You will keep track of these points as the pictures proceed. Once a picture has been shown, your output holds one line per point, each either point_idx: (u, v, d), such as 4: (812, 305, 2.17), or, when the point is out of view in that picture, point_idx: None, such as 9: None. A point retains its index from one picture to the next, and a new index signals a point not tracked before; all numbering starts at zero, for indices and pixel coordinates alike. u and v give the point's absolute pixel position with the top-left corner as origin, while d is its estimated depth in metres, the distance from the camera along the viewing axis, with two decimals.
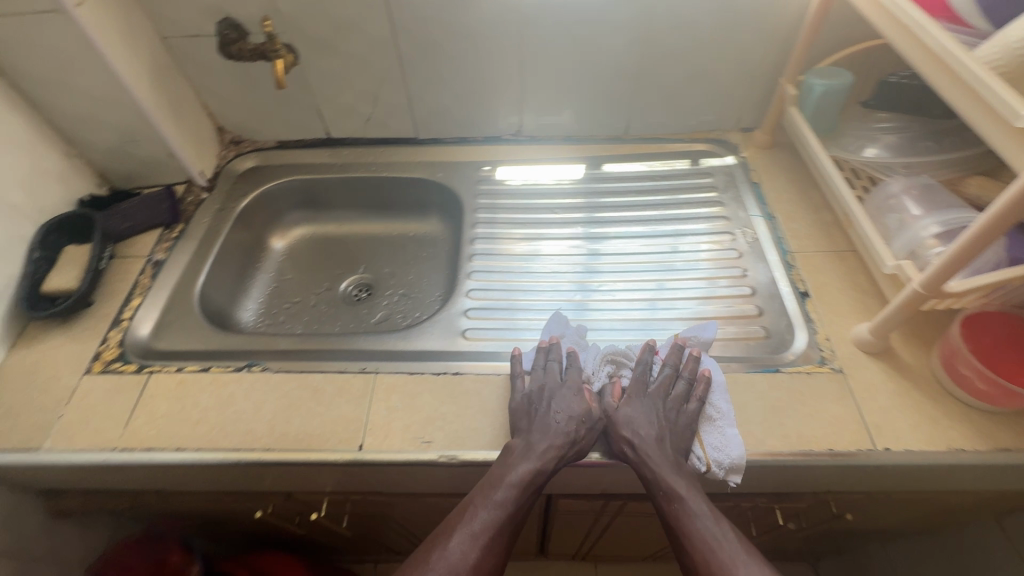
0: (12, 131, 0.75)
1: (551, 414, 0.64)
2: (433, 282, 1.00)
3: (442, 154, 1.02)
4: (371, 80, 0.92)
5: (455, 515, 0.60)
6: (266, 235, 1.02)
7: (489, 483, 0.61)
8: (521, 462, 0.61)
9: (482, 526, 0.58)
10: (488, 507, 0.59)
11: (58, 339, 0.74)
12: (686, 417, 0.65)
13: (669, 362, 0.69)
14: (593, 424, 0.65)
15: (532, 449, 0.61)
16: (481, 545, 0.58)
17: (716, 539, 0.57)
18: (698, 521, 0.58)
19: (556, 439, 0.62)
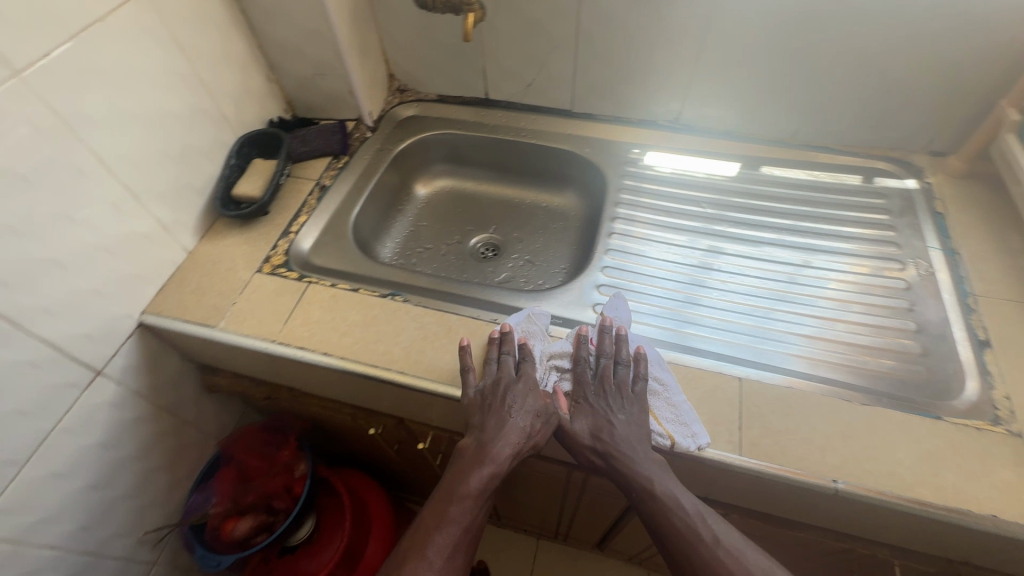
0: (233, 51, 0.85)
1: (502, 411, 0.63)
2: (559, 254, 1.01)
3: (593, 131, 1.02)
4: (543, 46, 0.93)
5: (416, 537, 0.56)
6: (413, 181, 1.08)
7: (447, 498, 0.58)
8: (478, 470, 0.60)
9: (447, 549, 0.55)
10: (451, 528, 0.56)
11: (238, 238, 0.84)
12: (631, 399, 0.64)
13: (607, 347, 0.68)
14: (542, 415, 0.64)
15: (492, 460, 0.60)
16: (447, 562, 0.55)
17: (701, 535, 0.55)
18: (680, 508, 0.56)
19: (512, 436, 0.62)
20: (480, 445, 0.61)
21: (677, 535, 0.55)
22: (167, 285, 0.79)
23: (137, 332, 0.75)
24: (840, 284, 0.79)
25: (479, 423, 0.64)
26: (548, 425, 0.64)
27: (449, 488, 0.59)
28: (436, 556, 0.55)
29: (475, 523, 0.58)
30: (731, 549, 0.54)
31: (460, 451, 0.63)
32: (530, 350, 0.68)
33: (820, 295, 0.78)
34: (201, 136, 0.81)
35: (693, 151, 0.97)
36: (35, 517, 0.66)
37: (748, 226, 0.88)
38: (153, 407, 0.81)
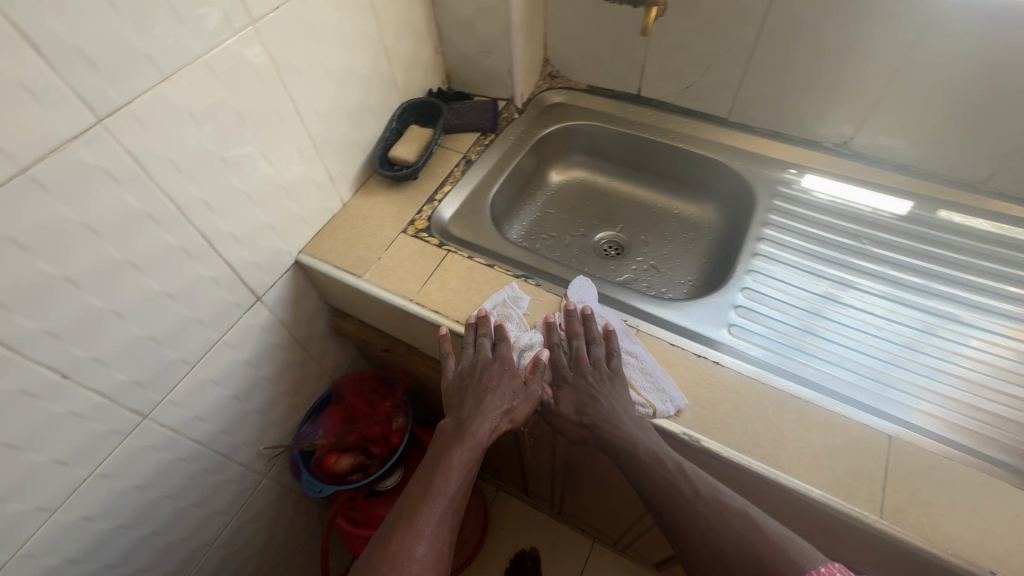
0: (414, 20, 0.89)
1: (487, 390, 0.67)
2: (687, 264, 0.97)
3: (747, 143, 0.97)
4: (714, 48, 0.89)
5: (406, 513, 0.58)
6: (549, 167, 1.09)
7: (433, 472, 0.61)
8: (459, 446, 0.63)
9: (435, 518, 0.58)
10: (439, 500, 0.59)
11: (388, 198, 0.89)
12: (607, 373, 0.68)
13: (577, 330, 0.72)
14: (521, 393, 0.67)
15: (473, 437, 0.64)
16: (436, 529, 0.57)
17: (682, 489, 0.57)
18: (661, 464, 0.59)
19: (494, 413, 0.65)
20: (463, 424, 0.65)
21: (662, 487, 0.58)
22: (323, 231, 0.85)
23: (293, 269, 0.82)
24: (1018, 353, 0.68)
25: (461, 403, 0.68)
26: (529, 402, 0.67)
27: (432, 465, 0.62)
28: (425, 525, 0.57)
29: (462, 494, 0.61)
30: (709, 498, 0.57)
31: (441, 430, 0.67)
32: (507, 332, 0.72)
33: (991, 360, 0.68)
34: (373, 97, 0.86)
35: (858, 181, 0.90)
36: (193, 413, 0.74)
37: (905, 269, 0.79)
38: (290, 337, 0.88)
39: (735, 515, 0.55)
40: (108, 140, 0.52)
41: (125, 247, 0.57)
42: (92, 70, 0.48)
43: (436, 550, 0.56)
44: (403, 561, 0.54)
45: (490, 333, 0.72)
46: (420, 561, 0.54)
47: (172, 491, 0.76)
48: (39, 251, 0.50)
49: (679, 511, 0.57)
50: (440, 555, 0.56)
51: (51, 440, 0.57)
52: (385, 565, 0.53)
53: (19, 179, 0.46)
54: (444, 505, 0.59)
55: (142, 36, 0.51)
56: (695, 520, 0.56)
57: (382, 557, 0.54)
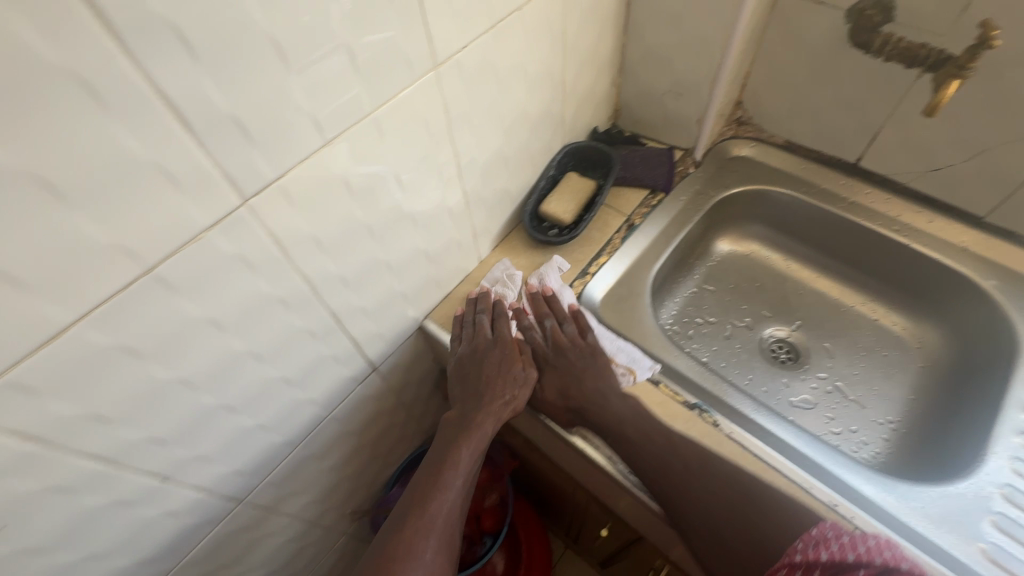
0: (600, 49, 0.72)
1: (491, 381, 0.62)
2: (887, 393, 0.76)
3: (1010, 257, 0.72)
4: (1000, 130, 0.66)
5: (411, 504, 0.56)
6: (717, 233, 0.89)
7: (440, 466, 0.58)
8: (467, 438, 0.59)
9: (444, 509, 0.55)
10: (449, 494, 0.56)
11: (532, 262, 0.74)
12: (586, 351, 0.65)
13: (546, 310, 0.68)
14: (516, 385, 0.63)
15: (478, 434, 0.59)
16: (447, 517, 0.55)
17: (674, 469, 0.57)
18: (649, 436, 0.59)
19: (494, 406, 0.61)
20: (464, 417, 0.61)
21: (650, 458, 0.58)
22: (455, 294, 0.72)
23: (416, 334, 0.71)
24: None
25: (462, 393, 0.63)
26: (525, 394, 0.63)
27: (437, 458, 0.59)
28: (434, 515, 0.55)
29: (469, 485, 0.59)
30: (694, 466, 0.57)
31: (445, 421, 0.62)
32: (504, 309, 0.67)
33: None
34: (536, 141, 0.71)
35: None
36: (287, 490, 0.65)
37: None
38: (398, 401, 0.77)
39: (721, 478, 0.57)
40: (251, 223, 0.40)
41: (249, 338, 0.46)
42: (247, 143, 0.37)
43: (447, 540, 0.54)
44: (416, 549, 0.52)
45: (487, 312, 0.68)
46: (434, 553, 0.53)
47: (256, 564, 0.68)
48: (158, 358, 0.40)
49: (666, 475, 0.57)
50: (452, 545, 0.55)
51: (139, 543, 0.49)
52: (401, 553, 0.52)
53: (144, 281, 0.36)
54: (455, 502, 0.56)
55: (309, 94, 0.39)
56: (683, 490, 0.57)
57: (396, 543, 0.53)
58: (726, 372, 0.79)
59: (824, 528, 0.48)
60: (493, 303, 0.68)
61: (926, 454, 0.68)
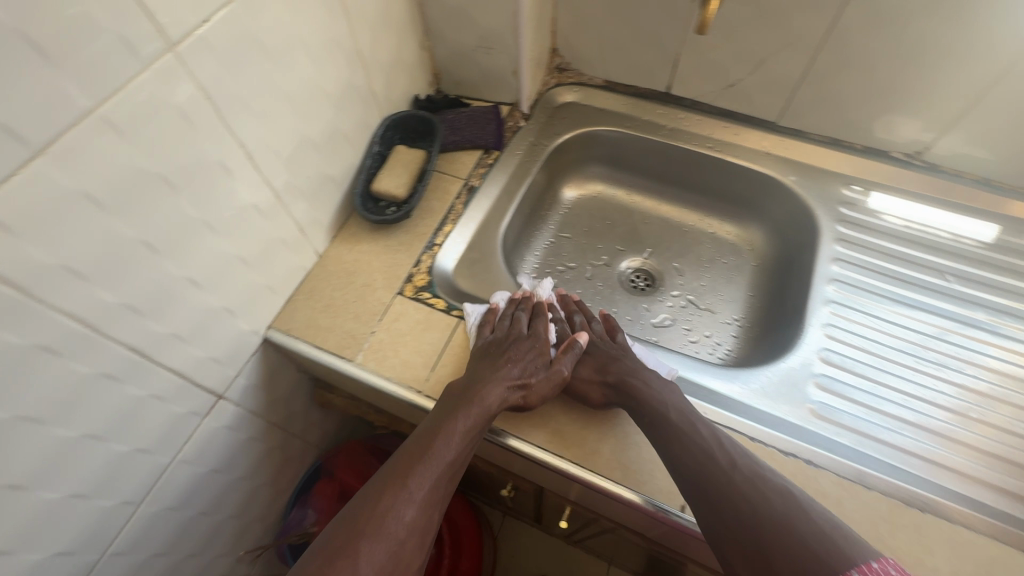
0: (393, 12, 0.68)
1: (511, 360, 0.58)
2: (731, 296, 0.84)
3: (802, 153, 0.81)
4: (769, 41, 0.73)
5: (390, 471, 0.50)
6: (562, 181, 0.91)
7: (432, 433, 0.52)
8: (466, 408, 0.53)
9: (430, 482, 0.49)
10: (439, 463, 0.50)
11: (376, 246, 0.71)
12: (616, 346, 0.64)
13: (574, 310, 0.69)
14: (543, 372, 0.58)
15: (482, 405, 0.54)
16: (430, 493, 0.49)
17: (722, 470, 0.50)
18: (698, 431, 0.53)
19: (508, 381, 0.56)
20: (471, 386, 0.56)
21: (696, 452, 0.52)
22: (296, 295, 0.67)
23: (261, 349, 0.65)
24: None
25: (472, 368, 0.58)
26: (549, 383, 0.58)
27: (433, 425, 0.53)
28: (418, 486, 0.49)
29: (460, 460, 0.52)
30: (750, 472, 0.50)
31: (448, 389, 0.57)
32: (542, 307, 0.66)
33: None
34: (347, 118, 0.67)
35: (935, 200, 0.76)
36: (147, 553, 0.58)
37: (987, 313, 0.68)
38: (266, 424, 0.72)
39: (778, 497, 0.48)
40: None
41: (14, 401, 0.39)
42: None
43: (424, 515, 0.48)
44: (393, 520, 0.46)
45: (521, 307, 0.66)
46: (407, 527, 0.47)
47: None
48: None
49: (717, 477, 0.50)
50: (428, 520, 0.49)
51: None
52: (374, 524, 0.46)
53: None
54: (443, 474, 0.50)
55: None
56: (738, 496, 0.48)
57: (372, 510, 0.47)
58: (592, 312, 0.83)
59: (886, 564, 0.42)
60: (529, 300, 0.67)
61: (765, 343, 0.75)
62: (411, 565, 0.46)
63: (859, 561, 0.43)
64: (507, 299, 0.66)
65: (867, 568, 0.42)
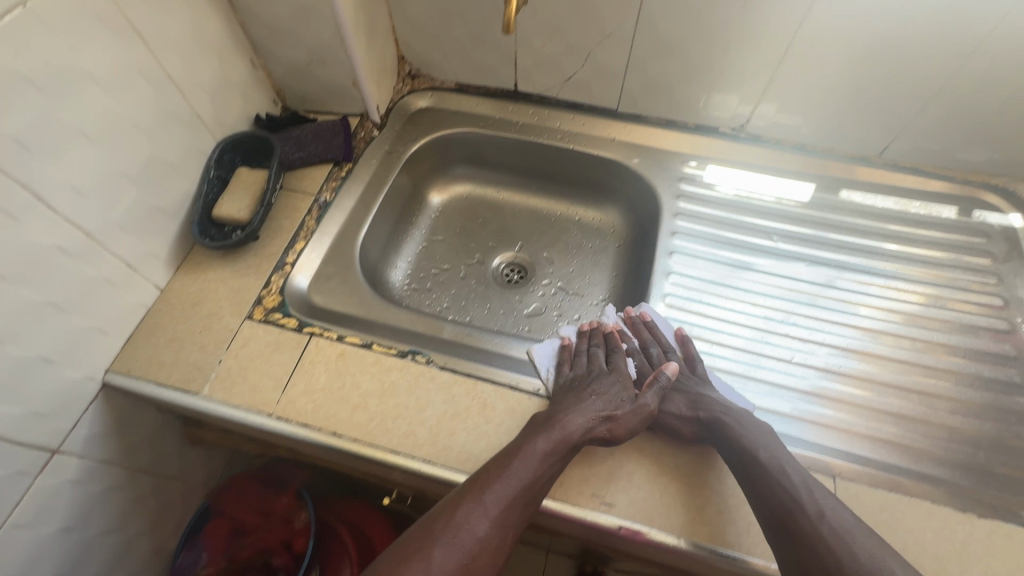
0: (207, 33, 0.67)
1: (590, 392, 0.59)
2: (598, 279, 0.88)
3: (643, 136, 0.86)
4: (591, 34, 0.77)
5: (467, 488, 0.52)
6: (427, 186, 0.93)
7: (510, 453, 0.53)
8: (545, 432, 0.54)
9: (502, 501, 0.50)
10: (516, 484, 0.51)
11: (221, 272, 0.69)
12: (701, 379, 0.63)
13: (649, 337, 0.68)
14: (629, 405, 0.58)
15: (563, 431, 0.54)
16: (504, 515, 0.50)
17: (806, 517, 0.50)
18: (787, 477, 0.53)
19: (591, 412, 0.57)
20: (552, 415, 0.57)
21: (784, 498, 0.51)
22: (136, 333, 0.64)
23: (102, 394, 0.62)
24: (921, 348, 0.68)
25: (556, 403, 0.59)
26: (636, 416, 0.58)
27: (511, 448, 0.54)
28: (491, 504, 0.50)
29: (538, 485, 0.52)
30: (837, 525, 0.49)
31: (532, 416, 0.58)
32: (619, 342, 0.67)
33: (892, 355, 0.67)
34: (168, 145, 0.65)
35: (759, 167, 0.83)
36: None
37: (808, 265, 0.75)
38: (127, 471, 0.68)
39: (866, 554, 0.47)
40: None
41: None
42: None
43: (496, 535, 0.50)
44: (465, 531, 0.49)
45: (601, 344, 0.68)
46: (478, 540, 0.49)
47: None
48: None
49: (804, 533, 0.49)
50: (502, 539, 0.50)
51: None
52: (448, 534, 0.49)
53: None
54: (517, 497, 0.51)
55: None
56: (821, 548, 0.48)
57: (446, 521, 0.49)
58: (467, 310, 0.85)
59: None
60: (604, 336, 0.68)
61: None
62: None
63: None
64: (577, 335, 0.69)
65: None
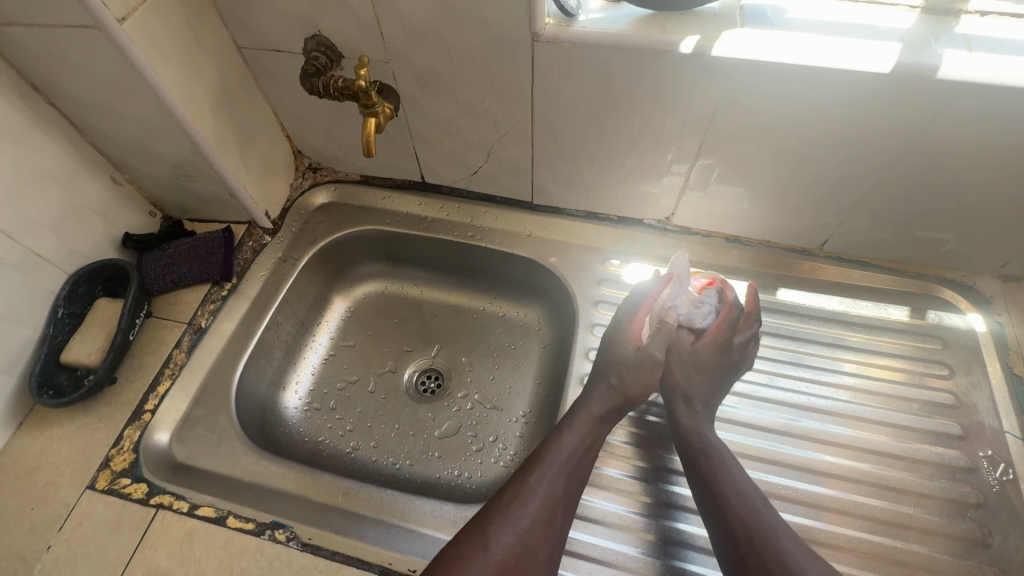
0: (40, 164, 0.60)
1: (611, 361, 0.64)
2: (517, 389, 0.79)
3: (561, 231, 0.78)
4: (487, 131, 0.69)
5: (515, 478, 0.57)
6: (333, 288, 0.85)
7: (545, 442, 0.60)
8: (574, 419, 0.61)
9: (546, 478, 0.56)
10: (552, 468, 0.57)
11: (68, 429, 0.61)
12: (725, 357, 0.64)
13: (701, 300, 0.68)
14: (645, 372, 0.63)
15: (587, 411, 0.61)
16: (551, 489, 0.56)
17: (763, 531, 0.52)
18: (750, 491, 0.55)
19: (609, 386, 0.62)
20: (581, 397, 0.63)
21: (742, 511, 0.54)
22: None
23: None
24: (866, 492, 0.59)
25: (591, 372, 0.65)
26: (648, 384, 0.63)
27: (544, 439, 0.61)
28: (538, 482, 0.56)
29: (576, 460, 0.58)
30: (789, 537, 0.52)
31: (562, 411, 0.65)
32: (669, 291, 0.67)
33: (833, 503, 0.59)
34: None
35: (687, 265, 0.75)
36: None
37: (740, 386, 0.67)
38: None
39: (812, 563, 0.50)
40: None
41: None
42: None
43: (550, 509, 0.55)
44: (517, 512, 0.54)
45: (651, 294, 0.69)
46: (532, 518, 0.54)
47: None
48: None
49: (754, 537, 0.52)
50: (557, 511, 0.55)
51: None
52: (497, 519, 0.53)
53: None
54: (557, 481, 0.57)
55: None
56: (772, 553, 0.50)
57: (498, 505, 0.55)
58: (372, 433, 0.76)
59: None
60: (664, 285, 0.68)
61: None
62: (540, 555, 0.52)
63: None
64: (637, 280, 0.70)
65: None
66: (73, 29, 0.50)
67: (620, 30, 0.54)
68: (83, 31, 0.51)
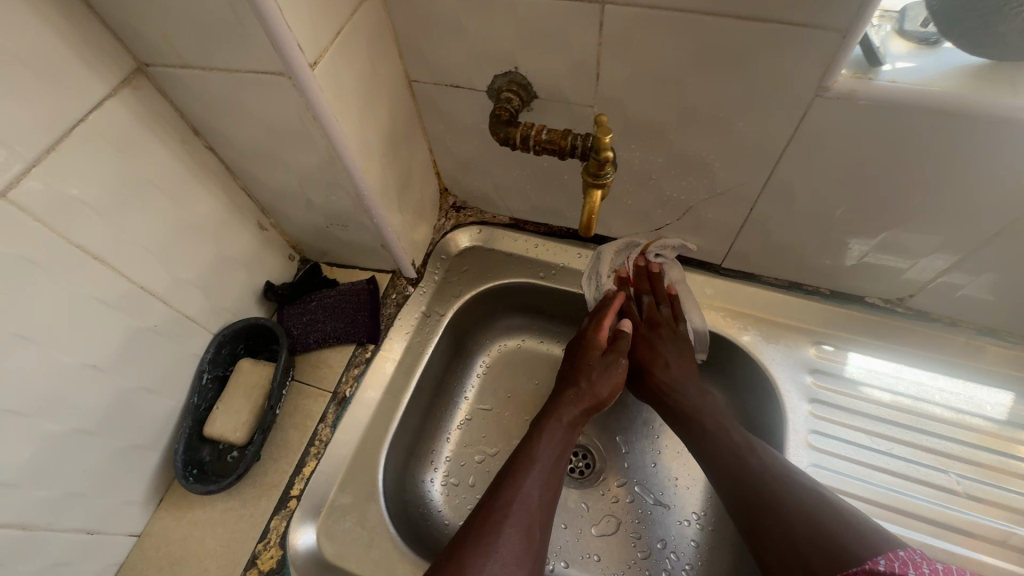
0: (196, 216, 0.52)
1: (575, 367, 0.59)
2: (686, 484, 0.67)
3: (755, 303, 0.65)
4: (694, 189, 0.56)
5: (489, 499, 0.50)
6: (471, 343, 0.75)
7: (519, 457, 0.53)
8: (550, 433, 0.55)
9: (524, 496, 0.49)
10: (525, 481, 0.51)
11: (213, 512, 0.55)
12: (676, 336, 0.62)
13: (646, 288, 0.66)
14: (607, 370, 0.58)
15: (555, 419, 0.55)
16: (525, 506, 0.49)
17: (757, 475, 0.50)
18: (754, 454, 0.52)
19: (580, 395, 0.57)
20: (548, 410, 0.57)
21: (728, 457, 0.52)
22: None
23: None
24: None
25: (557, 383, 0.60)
26: (612, 382, 0.58)
27: (515, 457, 0.53)
28: (514, 498, 0.49)
29: (551, 475, 0.52)
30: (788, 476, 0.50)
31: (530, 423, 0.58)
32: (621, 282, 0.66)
33: None
34: (144, 368, 0.51)
35: (925, 361, 0.60)
36: None
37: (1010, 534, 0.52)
38: None
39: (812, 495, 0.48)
40: None
41: None
42: None
43: (529, 528, 0.48)
44: (492, 533, 0.47)
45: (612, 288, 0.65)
46: (514, 542, 0.46)
47: None
48: None
49: (748, 480, 0.50)
50: (535, 530, 0.48)
51: None
52: (474, 545, 0.46)
53: None
54: (532, 496, 0.50)
55: None
56: (764, 492, 0.49)
57: (471, 532, 0.47)
58: None
59: (912, 553, 0.42)
60: (617, 280, 0.66)
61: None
62: None
63: (884, 549, 0.43)
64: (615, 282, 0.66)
65: (892, 556, 0.42)
66: (258, 75, 0.41)
67: (943, 87, 0.40)
68: (267, 77, 0.41)
